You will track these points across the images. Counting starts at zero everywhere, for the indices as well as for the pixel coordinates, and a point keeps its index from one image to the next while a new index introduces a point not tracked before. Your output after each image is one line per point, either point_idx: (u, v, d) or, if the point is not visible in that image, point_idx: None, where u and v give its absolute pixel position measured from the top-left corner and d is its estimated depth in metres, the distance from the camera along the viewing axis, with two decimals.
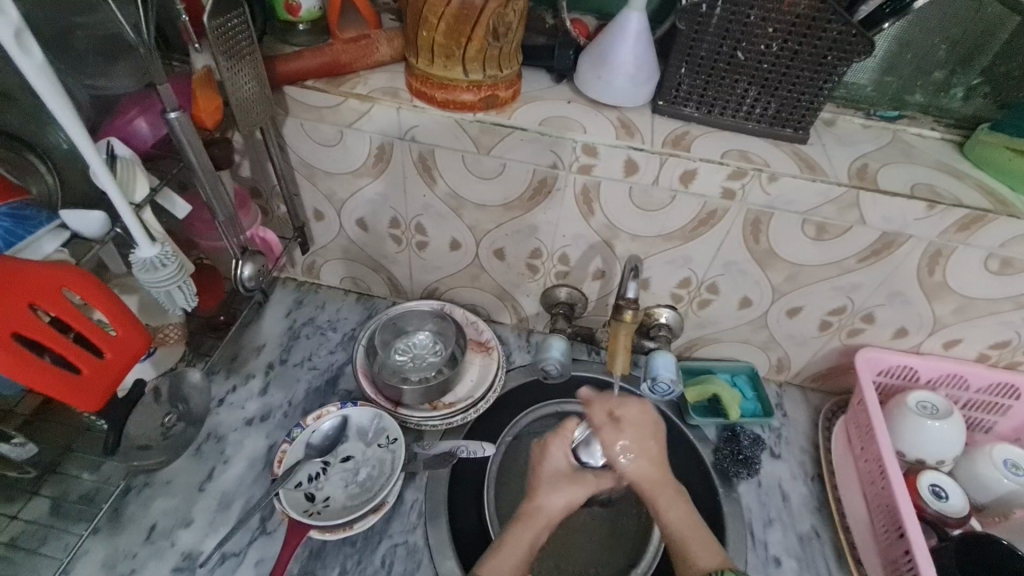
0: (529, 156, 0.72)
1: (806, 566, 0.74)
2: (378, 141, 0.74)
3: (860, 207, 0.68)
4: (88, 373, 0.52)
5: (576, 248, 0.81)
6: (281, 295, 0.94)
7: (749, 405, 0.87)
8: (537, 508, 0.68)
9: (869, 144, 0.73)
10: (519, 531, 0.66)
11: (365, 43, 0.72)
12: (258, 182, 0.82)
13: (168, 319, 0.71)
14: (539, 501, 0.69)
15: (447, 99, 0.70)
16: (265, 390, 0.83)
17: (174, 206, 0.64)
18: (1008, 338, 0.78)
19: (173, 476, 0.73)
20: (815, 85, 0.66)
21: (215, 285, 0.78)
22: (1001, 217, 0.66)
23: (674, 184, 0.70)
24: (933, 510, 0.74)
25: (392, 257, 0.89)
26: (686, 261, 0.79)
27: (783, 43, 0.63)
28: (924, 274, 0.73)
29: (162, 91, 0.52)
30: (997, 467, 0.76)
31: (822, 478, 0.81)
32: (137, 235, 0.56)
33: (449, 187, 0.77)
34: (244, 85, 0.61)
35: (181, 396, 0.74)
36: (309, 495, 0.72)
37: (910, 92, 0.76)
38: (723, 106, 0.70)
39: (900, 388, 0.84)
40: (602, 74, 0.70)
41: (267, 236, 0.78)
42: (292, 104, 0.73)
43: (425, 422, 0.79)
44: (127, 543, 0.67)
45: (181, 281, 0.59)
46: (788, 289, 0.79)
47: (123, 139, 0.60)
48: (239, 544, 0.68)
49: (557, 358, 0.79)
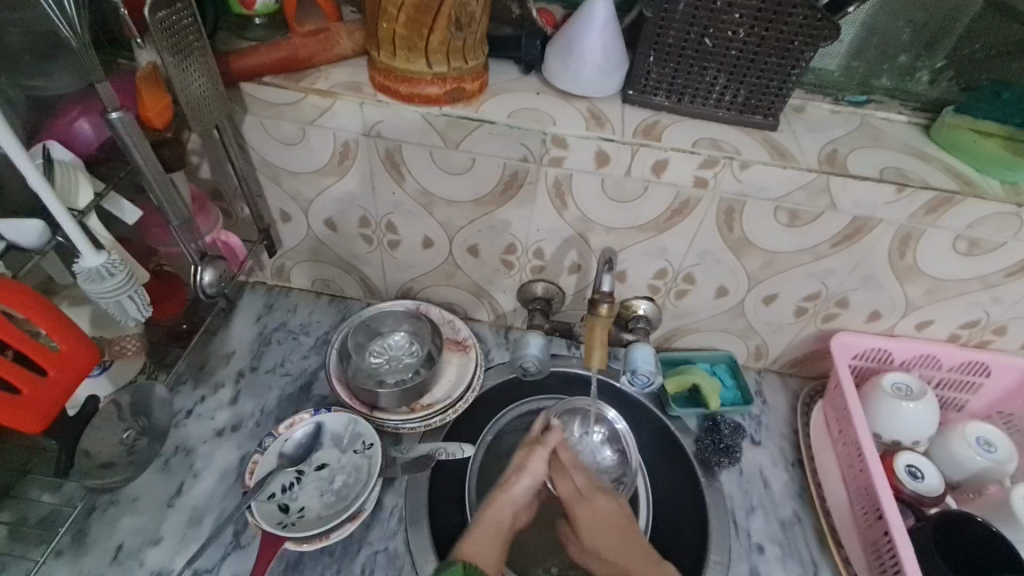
0: (499, 149, 0.70)
1: (789, 552, 0.74)
2: (343, 138, 0.72)
3: (831, 192, 0.68)
4: (28, 394, 0.49)
5: (550, 242, 0.79)
6: (250, 301, 0.91)
7: (728, 394, 0.86)
8: (510, 501, 0.67)
9: (838, 129, 0.73)
10: (496, 517, 0.66)
11: (324, 37, 0.69)
12: (219, 183, 0.78)
13: (123, 331, 0.68)
14: (516, 494, 0.68)
15: (411, 93, 0.68)
16: (235, 399, 0.80)
17: (123, 211, 0.61)
18: (978, 317, 0.79)
19: (139, 493, 0.70)
20: (782, 71, 0.65)
21: (175, 292, 0.75)
22: (967, 198, 0.67)
23: (646, 174, 0.69)
24: (910, 490, 0.75)
25: (363, 257, 0.87)
26: (662, 251, 0.78)
27: (749, 29, 0.63)
28: (895, 257, 0.74)
29: (101, 90, 0.49)
30: (970, 445, 0.77)
31: (802, 463, 0.82)
32: (80, 243, 0.52)
33: (418, 183, 0.75)
34: (195, 82, 0.58)
35: (144, 409, 0.72)
36: (283, 506, 0.69)
37: (877, 76, 0.76)
38: (693, 95, 0.70)
39: (874, 370, 0.85)
40: (570, 64, 0.69)
41: (229, 241, 0.75)
42: (250, 101, 0.70)
43: (402, 425, 0.77)
44: (91, 564, 0.65)
45: (132, 290, 0.57)
46: (762, 276, 0.79)
47: (63, 141, 0.58)
48: (211, 560, 0.66)
49: (535, 355, 0.78)
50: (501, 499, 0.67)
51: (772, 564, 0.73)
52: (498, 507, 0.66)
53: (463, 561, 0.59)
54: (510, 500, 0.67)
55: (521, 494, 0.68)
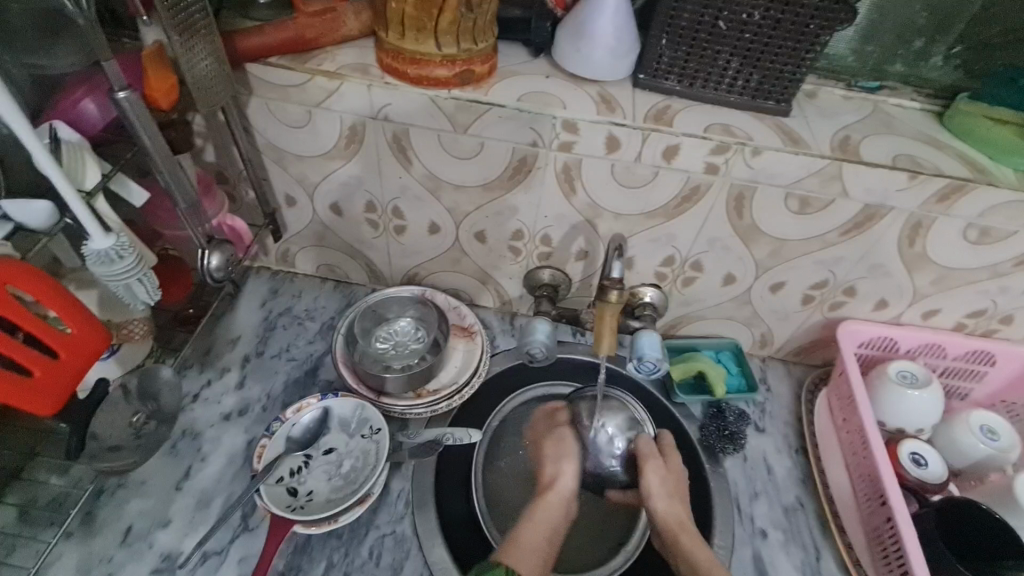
0: (507, 134, 0.69)
1: (792, 536, 0.75)
2: (349, 121, 0.71)
3: (843, 179, 0.68)
4: (39, 375, 0.49)
5: (558, 229, 0.79)
6: (255, 286, 0.91)
7: (734, 381, 0.87)
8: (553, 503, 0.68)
9: (851, 115, 0.73)
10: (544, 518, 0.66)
11: (331, 16, 0.68)
12: (224, 166, 0.77)
13: (131, 315, 0.67)
14: (563, 486, 0.70)
15: (420, 75, 0.67)
16: (241, 383, 0.80)
17: (130, 192, 0.61)
18: (985, 306, 0.79)
19: (148, 476, 0.70)
20: (797, 55, 0.64)
21: (182, 276, 0.76)
22: (980, 186, 0.66)
23: (657, 159, 0.69)
24: (914, 477, 0.76)
25: (369, 242, 0.86)
26: (670, 239, 0.78)
27: (765, 12, 0.62)
28: (904, 246, 0.73)
29: (108, 68, 0.48)
30: (973, 433, 0.78)
31: (805, 450, 0.82)
32: (88, 225, 0.52)
33: (426, 168, 0.74)
34: (200, 63, 0.57)
35: (151, 393, 0.71)
36: (291, 489, 0.70)
37: (891, 62, 0.75)
38: (705, 79, 0.69)
39: (880, 359, 0.85)
40: (581, 47, 0.68)
41: (235, 225, 0.73)
42: (255, 82, 0.69)
43: (409, 411, 0.77)
44: (101, 546, 0.65)
45: (141, 273, 0.56)
46: (771, 264, 0.79)
47: (70, 122, 0.56)
48: (221, 543, 0.66)
49: (542, 341, 0.78)
50: (549, 500, 0.68)
51: (775, 548, 0.74)
52: (546, 511, 0.67)
53: (505, 565, 0.58)
54: (554, 503, 0.68)
55: (564, 487, 0.70)
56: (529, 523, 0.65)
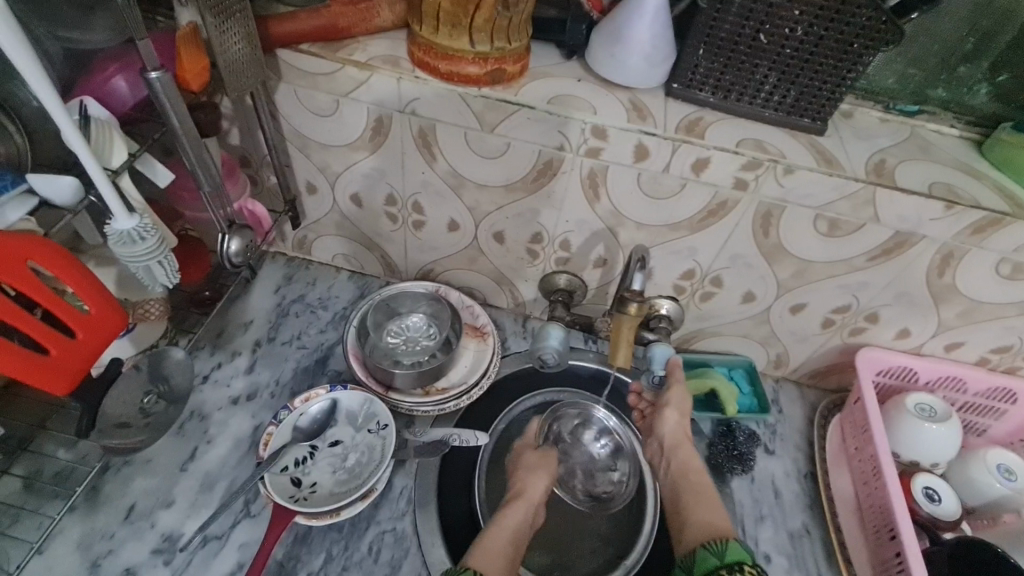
0: (535, 135, 0.68)
1: (796, 563, 0.73)
2: (376, 113, 0.70)
3: (875, 204, 0.66)
4: (57, 354, 0.49)
5: (578, 234, 0.78)
6: (270, 271, 0.91)
7: (745, 400, 0.85)
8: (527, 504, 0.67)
9: (887, 138, 0.71)
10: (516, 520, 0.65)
11: (365, 6, 0.67)
12: (248, 150, 0.77)
13: (148, 295, 0.68)
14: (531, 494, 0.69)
15: (450, 71, 0.66)
16: (251, 367, 0.80)
17: (155, 173, 0.60)
18: (1011, 343, 0.77)
19: (154, 455, 0.70)
20: (839, 74, 0.63)
21: (201, 257, 0.74)
22: (1018, 220, 0.64)
23: (686, 171, 0.67)
24: (926, 513, 0.74)
25: (387, 235, 0.86)
26: (692, 252, 0.77)
27: (808, 28, 0.60)
28: (933, 276, 0.72)
29: (142, 47, 0.48)
30: (990, 472, 0.76)
31: (815, 475, 0.81)
32: (113, 204, 0.52)
33: (449, 164, 0.74)
34: (233, 46, 0.57)
35: (162, 374, 0.71)
36: (295, 479, 0.69)
37: (932, 86, 0.73)
38: (741, 92, 0.67)
39: (897, 389, 0.84)
40: (616, 52, 0.67)
41: (255, 209, 0.73)
42: (285, 68, 0.69)
43: (417, 408, 0.76)
44: (103, 523, 0.65)
45: (162, 256, 0.56)
46: (793, 285, 0.77)
47: (100, 98, 0.57)
48: (222, 527, 0.66)
49: (555, 347, 0.77)
50: (518, 501, 0.67)
51: (778, 574, 0.72)
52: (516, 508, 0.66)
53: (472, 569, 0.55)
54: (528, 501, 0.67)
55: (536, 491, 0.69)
56: (495, 527, 0.63)
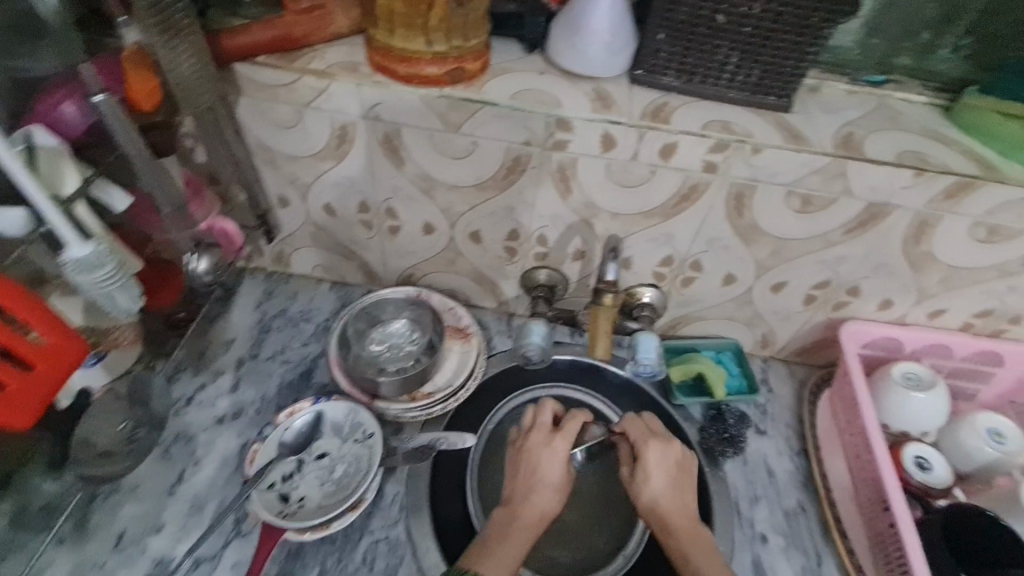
0: (501, 132, 0.67)
1: (793, 542, 0.74)
2: (340, 121, 0.70)
3: (845, 177, 0.66)
4: (15, 388, 0.49)
5: (554, 228, 0.77)
6: (249, 287, 0.90)
7: (735, 382, 0.84)
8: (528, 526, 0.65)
9: (855, 110, 0.70)
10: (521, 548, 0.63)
11: (319, 14, 0.66)
12: (215, 167, 0.74)
13: (120, 322, 0.66)
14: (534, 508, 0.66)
15: (409, 73, 0.65)
16: (235, 386, 0.79)
17: (113, 198, 0.60)
18: (992, 306, 0.77)
19: (141, 481, 0.70)
20: (799, 49, 0.62)
21: (173, 278, 0.73)
22: (988, 183, 0.64)
23: (654, 158, 0.67)
24: (918, 481, 0.74)
25: (363, 242, 0.85)
26: (668, 238, 0.76)
27: (765, 5, 0.60)
28: (910, 245, 0.71)
29: (85, 72, 0.50)
30: (980, 436, 0.76)
31: (807, 452, 0.81)
32: (65, 233, 0.52)
33: (418, 167, 0.73)
34: (182, 64, 0.57)
35: (142, 399, 0.73)
36: (283, 495, 0.69)
37: (898, 54, 0.72)
38: (704, 74, 0.67)
39: (884, 360, 0.84)
40: (576, 42, 0.66)
41: (225, 227, 0.72)
42: (244, 82, 0.68)
43: (404, 414, 0.76)
44: (94, 552, 0.65)
45: (121, 280, 0.56)
46: (772, 264, 0.77)
47: (49, 125, 0.56)
48: (213, 548, 0.66)
49: (538, 344, 0.77)
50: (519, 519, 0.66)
51: (775, 554, 0.72)
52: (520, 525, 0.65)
53: None
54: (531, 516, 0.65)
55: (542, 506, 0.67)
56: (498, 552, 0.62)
